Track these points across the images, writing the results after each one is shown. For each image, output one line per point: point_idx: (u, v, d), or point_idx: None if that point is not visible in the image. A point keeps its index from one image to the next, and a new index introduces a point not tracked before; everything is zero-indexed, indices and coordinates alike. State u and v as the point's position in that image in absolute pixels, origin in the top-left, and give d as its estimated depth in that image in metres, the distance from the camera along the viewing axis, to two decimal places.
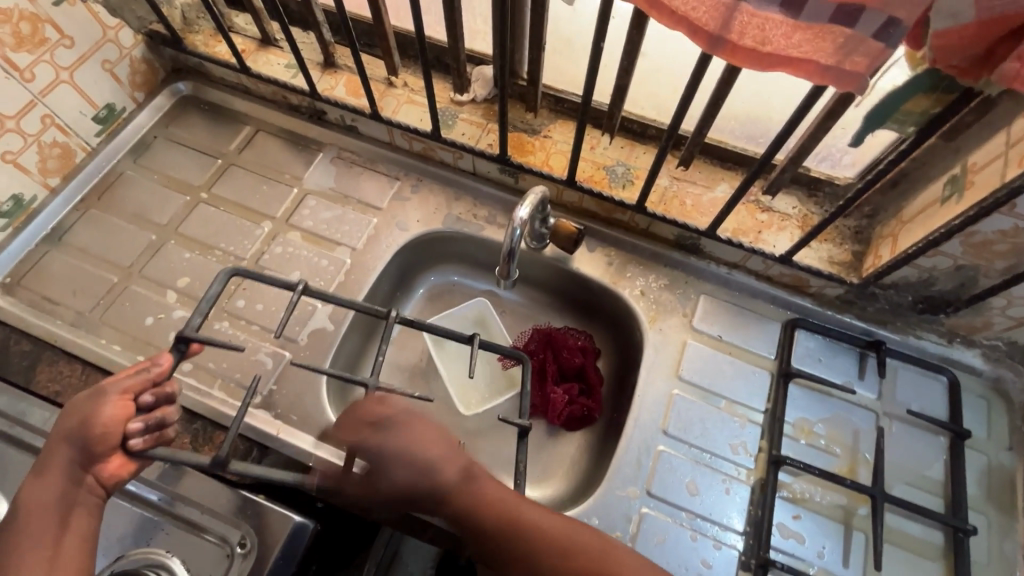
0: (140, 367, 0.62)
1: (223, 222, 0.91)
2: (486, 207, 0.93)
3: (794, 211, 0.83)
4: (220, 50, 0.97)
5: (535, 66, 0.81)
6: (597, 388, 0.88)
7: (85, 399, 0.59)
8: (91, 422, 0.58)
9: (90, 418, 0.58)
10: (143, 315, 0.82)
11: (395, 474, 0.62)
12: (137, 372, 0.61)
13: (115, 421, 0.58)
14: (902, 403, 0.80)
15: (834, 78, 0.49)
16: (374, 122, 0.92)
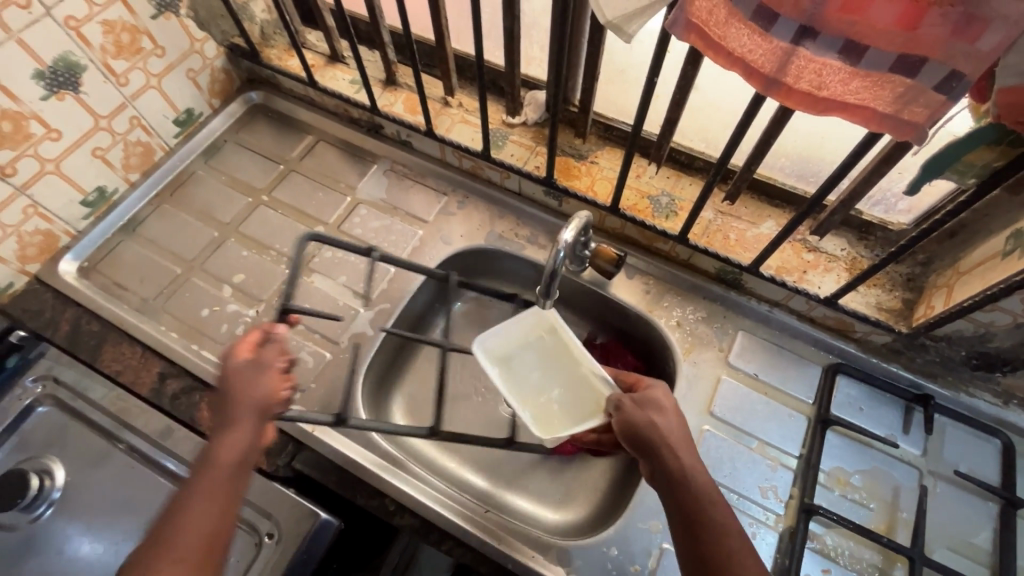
0: (257, 337, 0.61)
1: (280, 224, 0.96)
2: (528, 227, 0.95)
3: (843, 253, 0.82)
4: (292, 64, 1.03)
5: (588, 94, 0.82)
6: None
7: (237, 371, 0.58)
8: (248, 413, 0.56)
9: (250, 389, 0.57)
10: (200, 306, 0.88)
11: (664, 426, 0.62)
12: (261, 342, 0.61)
13: (272, 393, 0.58)
14: (949, 463, 0.76)
15: (891, 127, 0.48)
16: (428, 139, 0.96)
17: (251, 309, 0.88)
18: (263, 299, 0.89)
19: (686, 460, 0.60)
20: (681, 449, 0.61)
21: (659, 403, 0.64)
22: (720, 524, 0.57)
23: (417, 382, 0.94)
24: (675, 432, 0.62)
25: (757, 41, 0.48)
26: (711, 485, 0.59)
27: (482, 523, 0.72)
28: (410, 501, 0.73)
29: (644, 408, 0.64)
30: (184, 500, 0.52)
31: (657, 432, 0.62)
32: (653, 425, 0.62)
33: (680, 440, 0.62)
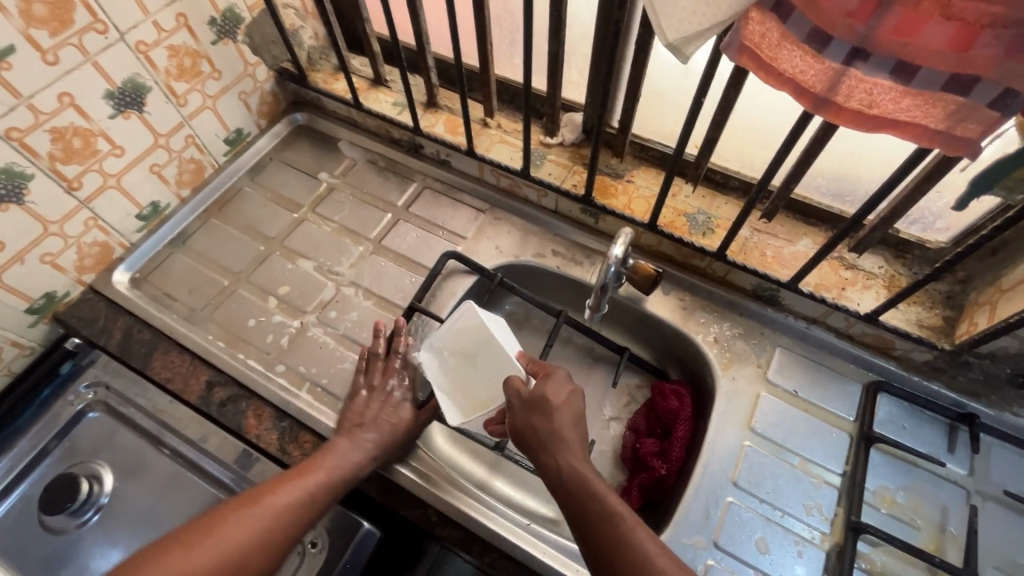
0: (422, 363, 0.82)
1: (324, 239, 0.99)
2: (565, 244, 0.97)
3: (881, 270, 0.82)
4: (337, 87, 1.08)
5: (628, 116, 0.86)
6: (673, 449, 0.82)
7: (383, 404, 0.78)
8: (372, 452, 0.73)
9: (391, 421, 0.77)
10: (246, 316, 0.90)
11: (540, 426, 0.68)
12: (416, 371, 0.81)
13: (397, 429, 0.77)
14: (998, 483, 0.75)
15: (943, 142, 0.50)
16: (468, 158, 1.00)
17: (295, 320, 0.90)
18: (307, 311, 0.91)
19: (561, 458, 0.66)
20: (552, 446, 0.67)
21: (538, 404, 0.69)
22: (603, 509, 0.61)
23: None
24: (558, 431, 0.67)
25: (809, 62, 0.50)
26: (592, 476, 0.64)
27: (517, 531, 0.72)
28: (442, 503, 0.74)
29: (530, 410, 0.70)
30: (294, 478, 0.69)
31: (536, 434, 0.68)
32: (528, 423, 0.69)
33: (564, 436, 0.67)
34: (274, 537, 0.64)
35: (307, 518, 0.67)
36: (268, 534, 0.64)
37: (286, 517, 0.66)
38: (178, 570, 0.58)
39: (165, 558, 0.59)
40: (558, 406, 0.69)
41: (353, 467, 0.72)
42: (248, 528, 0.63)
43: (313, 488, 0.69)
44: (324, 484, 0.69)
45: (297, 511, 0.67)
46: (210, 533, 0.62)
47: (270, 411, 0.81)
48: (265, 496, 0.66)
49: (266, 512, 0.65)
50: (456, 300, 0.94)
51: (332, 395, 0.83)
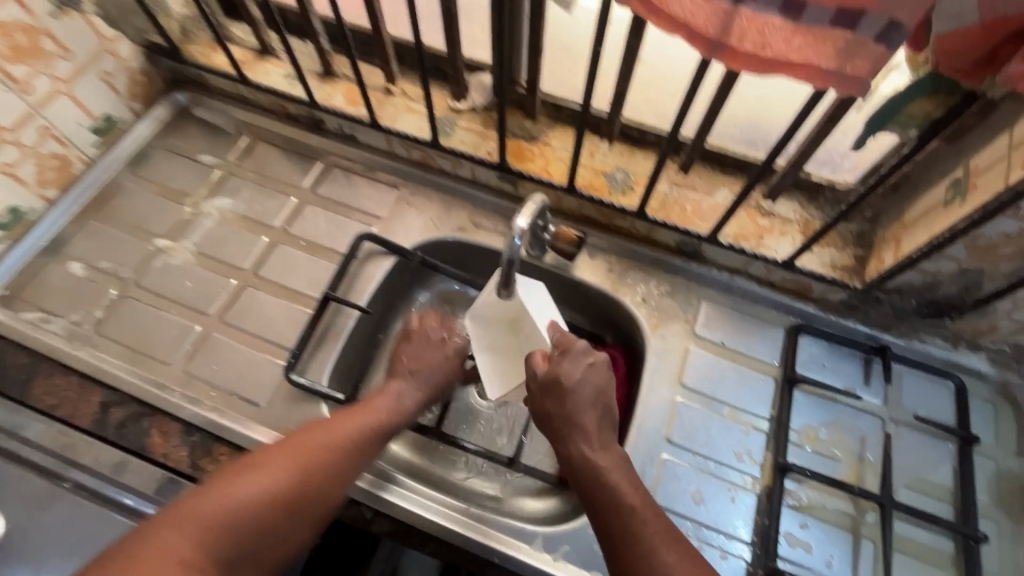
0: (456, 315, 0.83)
1: (223, 232, 0.90)
2: (486, 215, 0.93)
3: (795, 215, 0.83)
4: (218, 60, 0.97)
5: (534, 73, 0.81)
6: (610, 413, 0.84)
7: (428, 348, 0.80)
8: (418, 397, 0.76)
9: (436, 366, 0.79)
10: (141, 326, 0.82)
11: (559, 412, 0.66)
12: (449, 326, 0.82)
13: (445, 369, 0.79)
14: (909, 409, 0.78)
15: (836, 82, 0.48)
16: (373, 131, 0.92)
17: (198, 325, 0.82)
18: (210, 314, 0.83)
19: (581, 448, 0.64)
20: (571, 430, 0.65)
21: (555, 386, 0.66)
22: (615, 502, 0.60)
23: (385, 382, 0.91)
24: (577, 417, 0.66)
25: (697, 3, 0.47)
26: (607, 467, 0.63)
27: (456, 518, 0.70)
28: (391, 508, 0.71)
29: (548, 392, 0.67)
30: (352, 416, 0.70)
31: (553, 418, 0.66)
32: (544, 405, 0.67)
33: (586, 426, 0.65)
34: (339, 468, 0.66)
35: (369, 455, 0.69)
36: (331, 468, 0.66)
37: (350, 452, 0.67)
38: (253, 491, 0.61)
39: (236, 480, 0.61)
40: (575, 389, 0.66)
41: (408, 409, 0.74)
42: (316, 459, 0.65)
43: (372, 427, 0.70)
44: (383, 424, 0.71)
45: (359, 448, 0.68)
46: (280, 462, 0.64)
47: (178, 426, 0.74)
48: (329, 429, 0.68)
49: (332, 445, 0.67)
50: (377, 284, 0.88)
51: (246, 401, 0.77)
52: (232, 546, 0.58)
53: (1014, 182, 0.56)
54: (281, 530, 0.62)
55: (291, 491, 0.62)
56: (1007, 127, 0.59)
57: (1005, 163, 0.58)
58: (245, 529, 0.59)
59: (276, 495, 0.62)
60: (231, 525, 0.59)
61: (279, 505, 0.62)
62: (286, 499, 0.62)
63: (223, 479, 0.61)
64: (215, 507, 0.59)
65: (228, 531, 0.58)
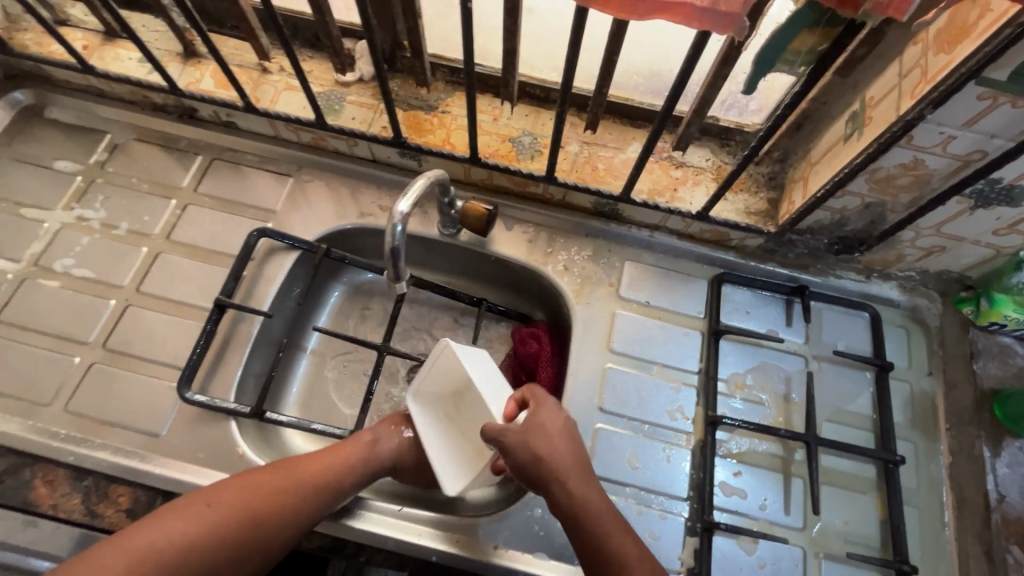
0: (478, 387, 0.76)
1: (94, 248, 0.80)
2: (393, 195, 0.86)
3: (707, 163, 0.81)
4: (56, 49, 0.84)
5: (416, 35, 0.73)
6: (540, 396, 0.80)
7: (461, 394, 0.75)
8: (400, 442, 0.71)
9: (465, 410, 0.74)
10: (8, 366, 0.72)
11: (548, 456, 0.62)
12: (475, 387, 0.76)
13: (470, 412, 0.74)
14: (829, 344, 0.80)
15: (713, 22, 0.44)
16: (252, 116, 0.83)
17: (76, 356, 0.74)
18: (90, 343, 0.74)
19: (569, 491, 0.61)
20: (563, 472, 0.62)
21: (537, 430, 0.62)
22: (616, 544, 0.59)
23: (307, 388, 0.85)
24: (563, 459, 0.63)
25: None
26: (598, 504, 0.61)
27: (402, 526, 0.67)
28: (344, 530, 0.68)
29: (533, 436, 0.62)
30: (320, 455, 0.65)
31: (539, 462, 0.61)
32: (530, 451, 0.61)
33: (569, 466, 0.63)
34: (299, 510, 0.61)
35: (338, 496, 0.64)
36: (288, 513, 0.61)
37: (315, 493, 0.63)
38: (198, 528, 0.56)
39: (185, 514, 0.57)
40: (552, 430, 0.64)
41: (387, 451, 0.70)
42: (275, 500, 0.60)
43: (341, 472, 0.65)
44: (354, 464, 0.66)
45: (323, 488, 0.63)
46: (239, 498, 0.59)
47: (65, 472, 0.68)
48: (298, 466, 0.64)
49: (297, 484, 0.62)
50: (280, 285, 0.80)
51: (143, 434, 0.70)
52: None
53: (905, 113, 0.55)
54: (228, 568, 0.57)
55: (247, 527, 0.58)
56: (897, 55, 0.57)
57: (897, 93, 0.57)
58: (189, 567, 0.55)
59: (226, 531, 0.57)
60: (174, 565, 0.54)
61: (229, 543, 0.57)
62: (240, 534, 0.58)
63: (167, 512, 0.56)
64: (156, 539, 0.54)
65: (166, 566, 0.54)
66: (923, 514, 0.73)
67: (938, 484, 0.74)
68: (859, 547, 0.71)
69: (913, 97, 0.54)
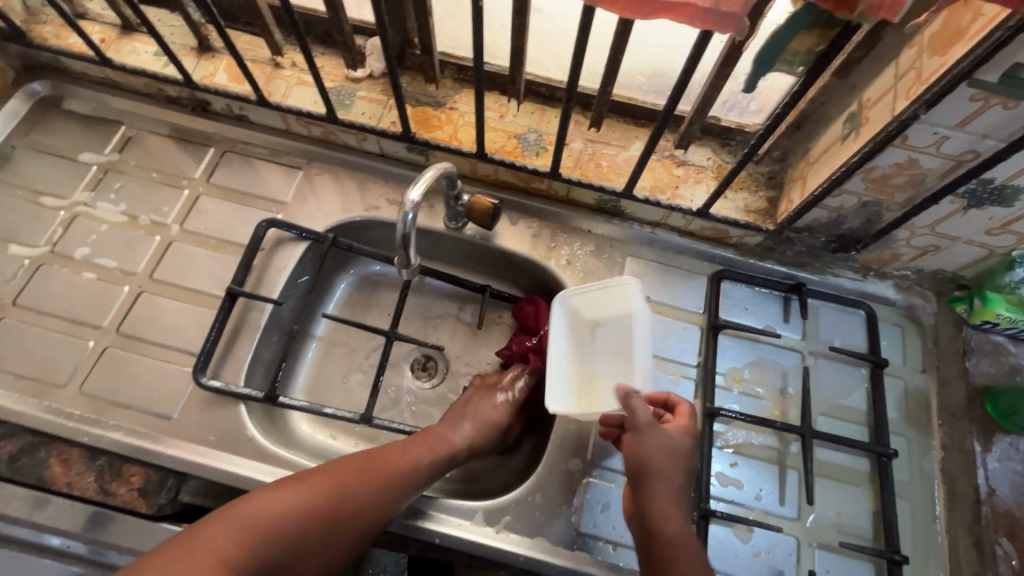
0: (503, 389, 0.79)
1: (109, 236, 0.82)
2: (400, 189, 0.88)
3: (709, 162, 0.82)
4: (74, 41, 0.86)
5: (427, 32, 0.76)
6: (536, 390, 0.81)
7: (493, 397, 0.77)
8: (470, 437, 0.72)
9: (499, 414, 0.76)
10: (24, 349, 0.74)
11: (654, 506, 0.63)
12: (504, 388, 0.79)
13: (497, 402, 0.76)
14: (825, 340, 0.82)
15: (714, 22, 0.47)
16: (265, 109, 0.85)
17: (91, 340, 0.76)
18: (103, 327, 0.76)
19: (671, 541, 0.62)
20: (666, 511, 0.63)
21: (641, 478, 0.65)
22: None
23: (313, 376, 0.87)
24: (665, 499, 0.64)
25: None
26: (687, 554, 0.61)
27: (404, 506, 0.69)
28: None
29: (641, 467, 0.65)
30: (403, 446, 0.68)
31: (647, 496, 0.64)
32: (641, 480, 0.65)
33: (666, 503, 0.64)
34: (381, 499, 0.63)
35: (414, 488, 0.65)
36: (375, 497, 0.62)
37: (397, 483, 0.64)
38: (297, 503, 0.58)
39: (284, 488, 0.59)
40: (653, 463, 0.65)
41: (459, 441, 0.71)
42: (366, 485, 0.62)
43: (422, 461, 0.67)
44: (433, 455, 0.68)
45: (403, 478, 0.65)
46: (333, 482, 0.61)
47: (79, 452, 0.70)
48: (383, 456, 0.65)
49: (386, 470, 0.64)
50: (290, 275, 0.82)
51: (155, 416, 0.72)
52: (269, 555, 0.56)
53: (900, 113, 0.57)
54: (320, 542, 0.59)
55: (339, 510, 0.60)
56: (893, 57, 0.59)
57: (892, 93, 0.58)
58: (285, 541, 0.57)
59: (323, 508, 0.59)
60: (270, 537, 0.56)
61: (321, 521, 0.59)
62: (332, 511, 0.59)
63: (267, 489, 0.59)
64: (258, 511, 0.56)
65: (264, 538, 0.56)
66: (915, 507, 0.74)
67: (929, 478, 0.76)
68: (852, 538, 0.73)
69: (908, 98, 0.56)
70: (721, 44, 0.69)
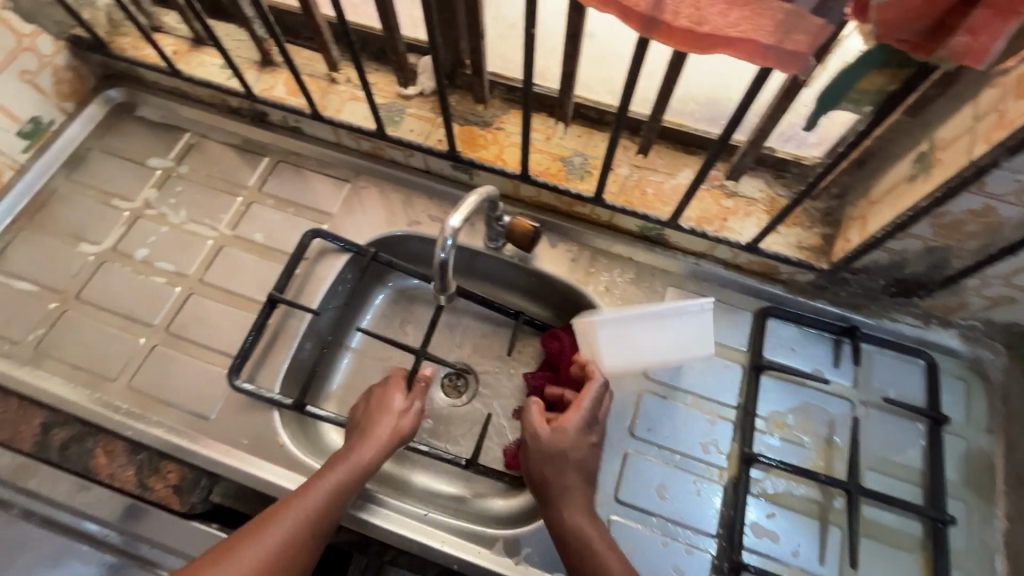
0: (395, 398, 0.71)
1: (166, 237, 0.86)
2: (442, 206, 0.89)
3: (761, 194, 0.79)
4: (149, 52, 0.91)
5: (478, 55, 0.76)
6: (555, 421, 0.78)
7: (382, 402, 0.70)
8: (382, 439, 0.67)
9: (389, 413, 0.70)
10: (82, 343, 0.79)
11: (552, 478, 0.66)
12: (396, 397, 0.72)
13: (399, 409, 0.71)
14: (878, 390, 0.77)
15: (777, 60, 0.45)
16: (318, 123, 0.88)
17: (142, 337, 0.79)
18: (154, 325, 0.80)
19: (563, 512, 0.65)
20: (563, 495, 0.66)
21: (552, 452, 0.67)
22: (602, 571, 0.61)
23: (346, 386, 0.88)
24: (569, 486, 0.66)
25: None
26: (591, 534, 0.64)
27: (424, 529, 0.69)
28: (370, 529, 0.69)
29: (541, 452, 0.67)
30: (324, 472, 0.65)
31: (547, 481, 0.67)
32: (540, 464, 0.67)
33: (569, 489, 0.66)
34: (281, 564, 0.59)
35: (342, 506, 0.64)
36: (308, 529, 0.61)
37: (291, 546, 0.60)
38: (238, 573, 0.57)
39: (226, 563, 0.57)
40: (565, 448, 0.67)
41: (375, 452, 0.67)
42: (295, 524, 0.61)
43: (344, 481, 0.64)
44: (325, 498, 0.63)
45: (295, 534, 0.60)
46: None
47: (123, 445, 0.73)
48: (261, 528, 0.60)
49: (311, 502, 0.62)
50: (330, 285, 0.84)
51: (194, 416, 0.74)
52: None
53: (977, 158, 0.53)
54: None
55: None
56: (973, 97, 0.55)
57: (970, 136, 0.54)
58: None
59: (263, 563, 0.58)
60: None
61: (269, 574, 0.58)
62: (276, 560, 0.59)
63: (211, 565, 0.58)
64: None
65: None
66: None
67: (990, 550, 0.69)
68: None
69: (988, 142, 0.52)
70: (780, 75, 0.67)
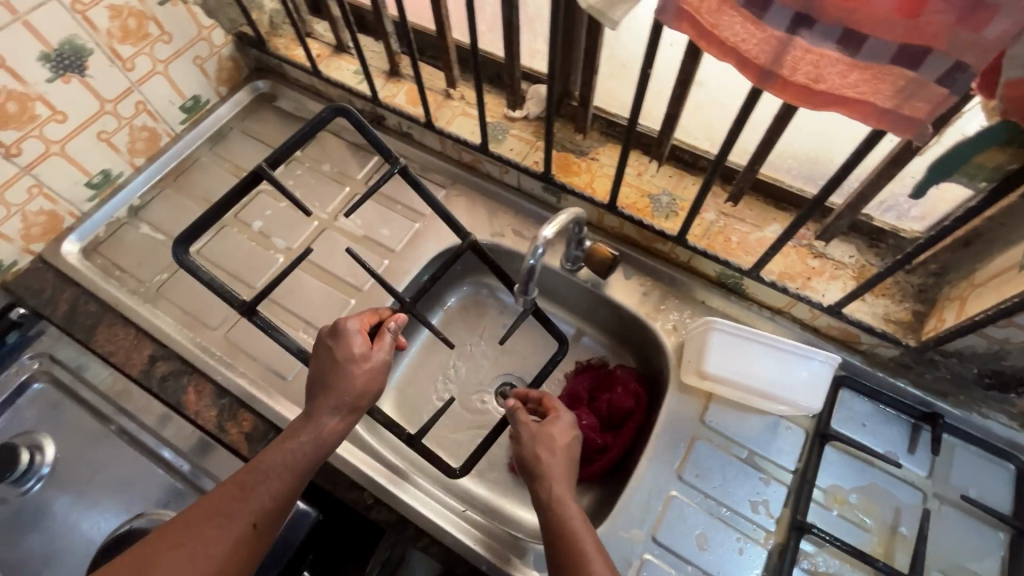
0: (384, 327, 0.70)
1: (279, 213, 0.96)
2: (527, 223, 0.93)
3: (851, 260, 0.78)
4: (298, 53, 1.04)
5: (588, 88, 0.81)
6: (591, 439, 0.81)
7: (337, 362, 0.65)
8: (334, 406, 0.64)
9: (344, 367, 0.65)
10: (195, 293, 0.89)
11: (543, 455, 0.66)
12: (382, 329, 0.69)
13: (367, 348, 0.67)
14: (956, 487, 0.71)
15: (892, 123, 0.46)
16: (429, 131, 0.96)
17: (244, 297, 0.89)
18: (255, 288, 0.89)
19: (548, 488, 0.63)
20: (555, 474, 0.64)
21: (541, 434, 0.68)
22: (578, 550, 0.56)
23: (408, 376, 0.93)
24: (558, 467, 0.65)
25: (750, 29, 0.45)
26: (574, 515, 0.60)
27: (460, 525, 0.71)
28: (408, 513, 0.72)
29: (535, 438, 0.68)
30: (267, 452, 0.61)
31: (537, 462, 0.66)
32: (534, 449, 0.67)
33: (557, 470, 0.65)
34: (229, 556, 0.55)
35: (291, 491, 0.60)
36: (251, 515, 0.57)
37: (254, 522, 0.57)
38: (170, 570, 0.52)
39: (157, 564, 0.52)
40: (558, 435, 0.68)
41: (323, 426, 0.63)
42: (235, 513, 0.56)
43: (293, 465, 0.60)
44: (271, 480, 0.59)
45: (237, 516, 0.56)
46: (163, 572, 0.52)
47: (210, 387, 0.81)
48: (218, 505, 0.57)
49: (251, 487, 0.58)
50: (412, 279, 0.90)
51: (273, 373, 0.82)
52: None
53: None
54: None
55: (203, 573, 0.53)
56: None
57: None
58: None
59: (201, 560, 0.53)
60: None
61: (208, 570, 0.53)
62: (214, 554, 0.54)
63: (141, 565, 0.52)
64: None
65: None
66: None
67: None
68: None
69: None
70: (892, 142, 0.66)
